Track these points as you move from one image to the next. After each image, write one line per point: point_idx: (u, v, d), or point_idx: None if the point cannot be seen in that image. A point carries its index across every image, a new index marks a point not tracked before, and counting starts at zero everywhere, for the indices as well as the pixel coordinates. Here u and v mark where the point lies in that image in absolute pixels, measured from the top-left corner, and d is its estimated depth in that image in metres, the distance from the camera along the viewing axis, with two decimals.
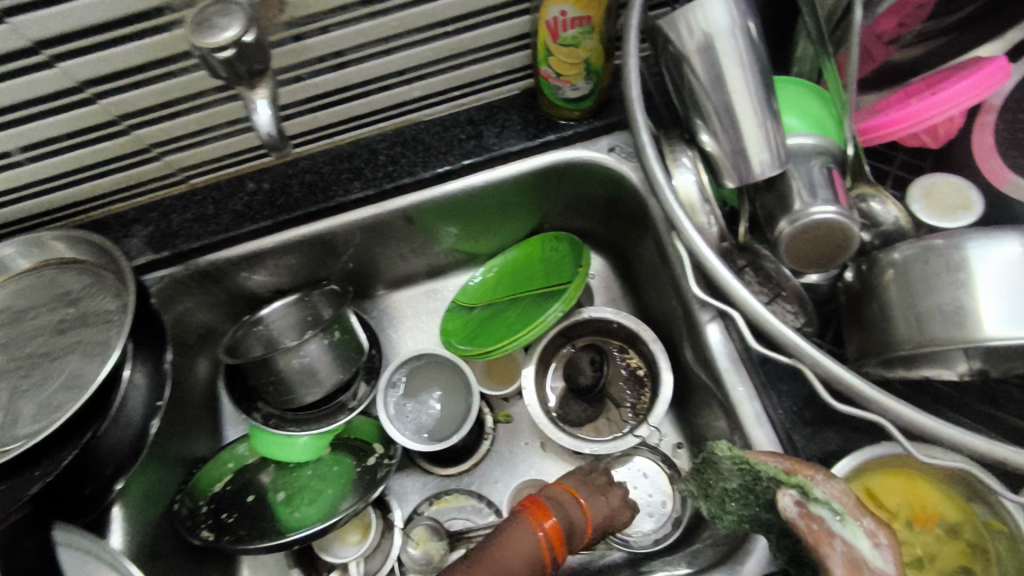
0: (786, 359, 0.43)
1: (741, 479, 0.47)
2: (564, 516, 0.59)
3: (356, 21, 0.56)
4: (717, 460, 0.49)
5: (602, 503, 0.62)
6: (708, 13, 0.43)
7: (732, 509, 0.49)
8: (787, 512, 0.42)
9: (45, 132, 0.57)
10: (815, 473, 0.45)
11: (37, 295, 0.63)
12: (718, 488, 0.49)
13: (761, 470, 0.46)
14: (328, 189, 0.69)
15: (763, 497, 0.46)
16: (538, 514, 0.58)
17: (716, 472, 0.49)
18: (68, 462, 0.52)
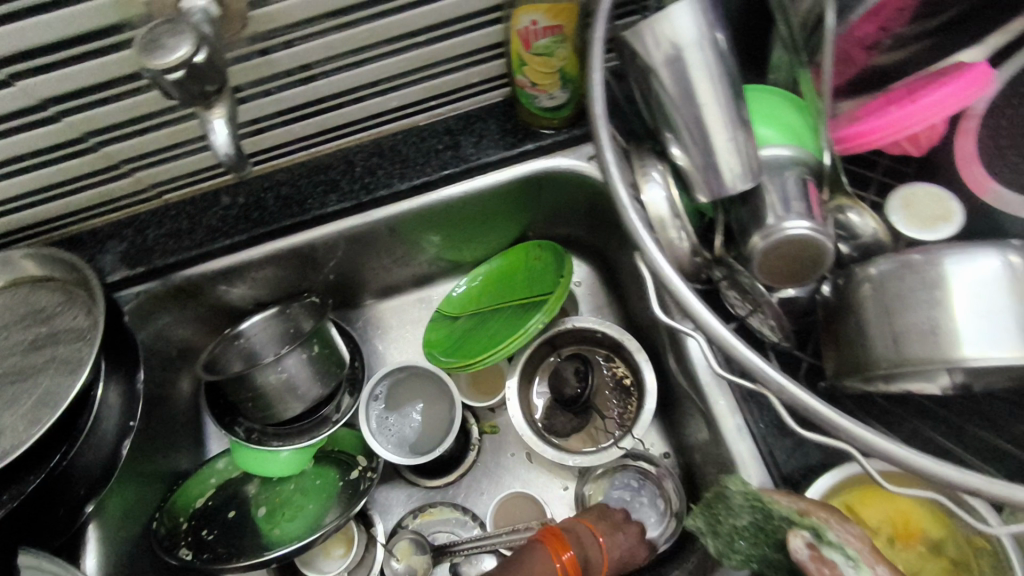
0: (753, 385, 0.42)
1: (751, 517, 0.44)
2: (582, 551, 0.58)
3: (323, 34, 0.55)
4: (726, 495, 0.46)
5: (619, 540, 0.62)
6: (675, 25, 0.42)
7: (740, 548, 0.45)
8: (797, 555, 0.40)
9: (10, 150, 0.56)
10: (829, 516, 0.42)
11: (10, 314, 0.62)
12: (727, 525, 0.45)
13: (774, 509, 0.43)
14: (304, 203, 0.68)
15: (774, 538, 0.43)
16: (556, 544, 0.57)
17: (726, 508, 0.46)
18: (34, 487, 0.52)
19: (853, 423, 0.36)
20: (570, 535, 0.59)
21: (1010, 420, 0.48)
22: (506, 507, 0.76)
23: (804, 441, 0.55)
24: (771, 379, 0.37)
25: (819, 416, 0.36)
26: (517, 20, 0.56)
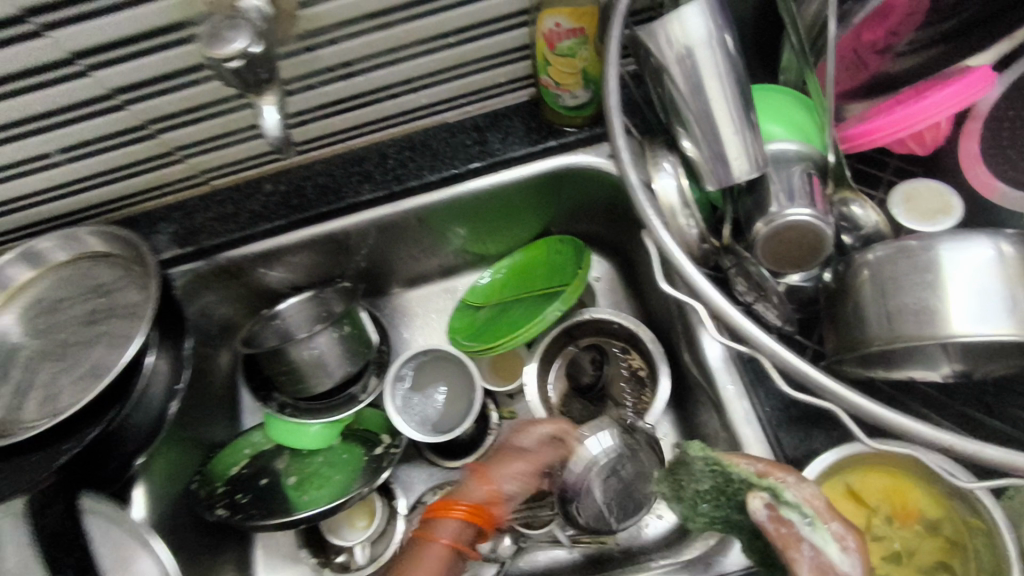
0: (746, 350, 0.45)
1: (712, 481, 0.47)
2: (474, 496, 0.58)
3: (363, 33, 0.60)
4: (689, 460, 0.48)
5: (520, 465, 0.61)
6: (687, 26, 0.46)
7: (704, 511, 0.48)
8: (757, 516, 0.43)
9: (80, 134, 0.62)
10: (788, 475, 0.44)
11: (71, 287, 0.68)
12: (690, 490, 0.49)
13: (733, 472, 0.45)
14: (339, 191, 0.73)
15: (734, 499, 0.46)
16: (444, 508, 0.57)
17: (688, 473, 0.49)
18: (95, 436, 0.57)
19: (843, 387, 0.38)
20: (461, 490, 0.59)
21: (1006, 406, 0.50)
22: None
23: (807, 425, 0.58)
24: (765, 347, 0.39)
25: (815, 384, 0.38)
26: (543, 22, 0.60)
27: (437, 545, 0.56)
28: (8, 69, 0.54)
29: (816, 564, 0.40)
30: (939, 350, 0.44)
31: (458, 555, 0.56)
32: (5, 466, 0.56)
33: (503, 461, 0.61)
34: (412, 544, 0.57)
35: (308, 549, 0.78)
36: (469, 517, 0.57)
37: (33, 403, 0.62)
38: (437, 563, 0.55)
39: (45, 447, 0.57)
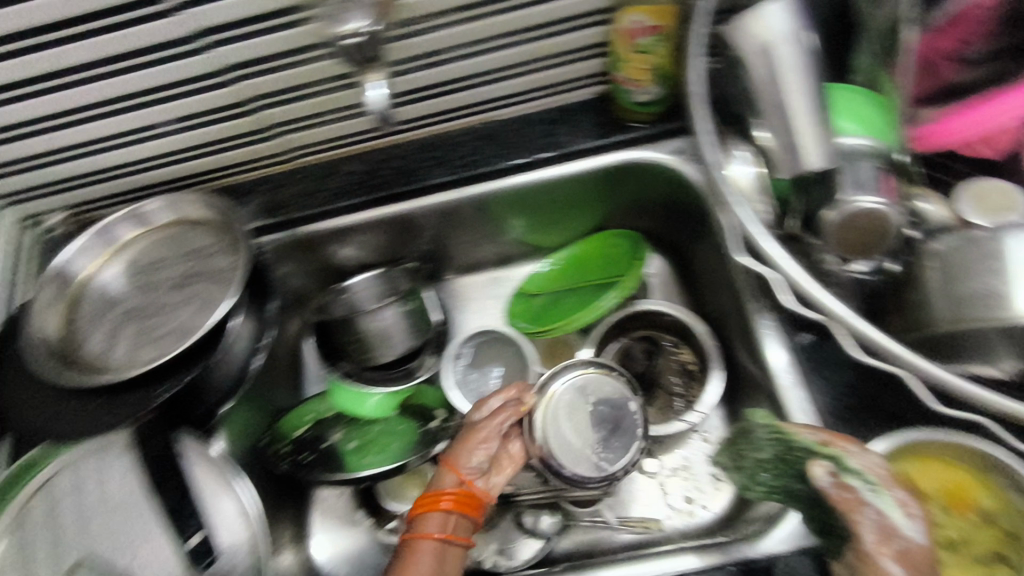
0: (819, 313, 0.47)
1: (774, 450, 0.53)
2: (454, 486, 0.62)
3: (453, 25, 0.65)
4: (753, 429, 0.55)
5: (488, 441, 0.65)
6: (768, 23, 0.49)
7: (763, 480, 0.55)
8: (821, 482, 0.48)
9: (191, 107, 0.69)
10: (851, 446, 0.49)
11: (170, 246, 0.73)
12: (752, 459, 0.56)
13: (795, 442, 0.51)
14: (415, 174, 0.78)
15: (794, 467, 0.52)
16: (430, 504, 0.60)
17: (750, 444, 0.56)
18: (188, 380, 0.63)
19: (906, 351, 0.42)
20: (441, 485, 0.62)
21: None
22: None
23: (862, 416, 0.59)
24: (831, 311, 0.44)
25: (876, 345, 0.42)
26: (624, 20, 0.64)
27: (429, 541, 0.58)
28: (141, 43, 0.61)
29: (880, 526, 0.45)
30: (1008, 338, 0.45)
31: (453, 546, 0.59)
32: (109, 401, 0.61)
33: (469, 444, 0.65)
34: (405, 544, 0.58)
35: (364, 510, 0.82)
36: (455, 506, 0.60)
37: (132, 348, 0.67)
38: (435, 556, 0.57)
39: (138, 390, 0.62)
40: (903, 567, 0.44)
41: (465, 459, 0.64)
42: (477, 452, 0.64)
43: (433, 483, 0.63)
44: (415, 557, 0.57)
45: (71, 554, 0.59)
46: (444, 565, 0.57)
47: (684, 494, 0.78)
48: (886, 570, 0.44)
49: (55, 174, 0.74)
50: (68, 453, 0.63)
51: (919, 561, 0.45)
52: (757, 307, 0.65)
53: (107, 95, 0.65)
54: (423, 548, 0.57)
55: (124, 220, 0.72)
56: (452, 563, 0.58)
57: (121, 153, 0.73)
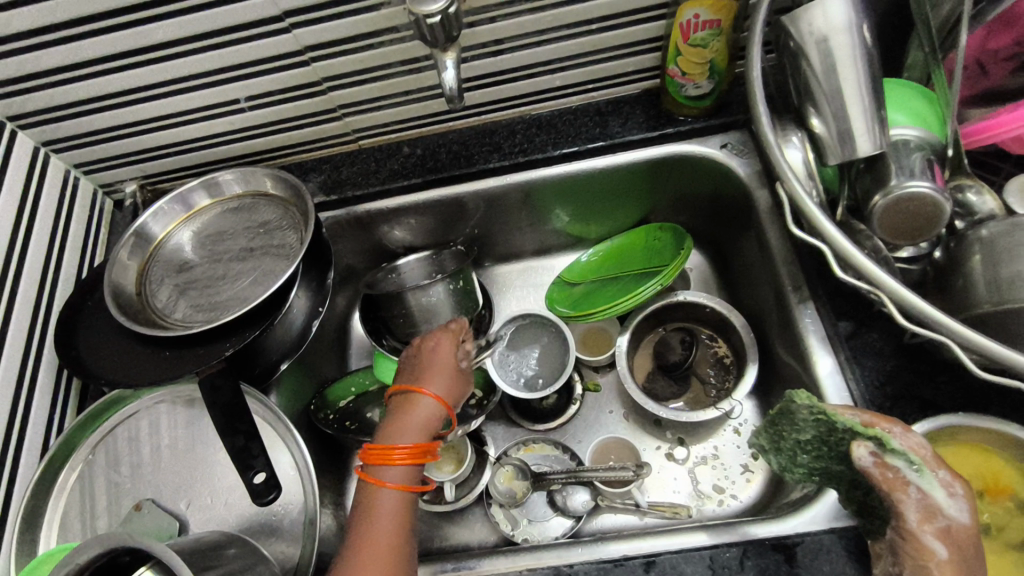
0: (867, 287, 0.50)
1: (816, 431, 0.53)
2: (409, 433, 0.62)
3: (520, 14, 0.68)
4: (794, 410, 0.54)
5: (437, 383, 0.67)
6: (828, 14, 0.51)
7: (804, 462, 0.56)
8: (862, 461, 0.49)
9: (267, 85, 0.73)
10: (893, 426, 0.50)
11: (237, 218, 0.77)
12: (791, 441, 0.56)
13: (838, 422, 0.51)
14: (470, 158, 0.81)
15: (836, 449, 0.53)
16: (384, 455, 0.59)
17: (790, 425, 0.56)
18: (252, 338, 0.65)
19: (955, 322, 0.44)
20: (395, 434, 0.62)
21: None
22: (605, 449, 0.84)
23: (902, 402, 0.59)
24: (884, 284, 0.46)
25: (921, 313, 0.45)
26: (682, 14, 0.65)
27: (389, 492, 0.58)
28: (231, 21, 0.65)
29: (923, 505, 0.47)
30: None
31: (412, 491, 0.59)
32: (175, 356, 0.65)
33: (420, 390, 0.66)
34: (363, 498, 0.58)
35: None
36: (410, 456, 0.60)
37: (198, 306, 0.71)
38: (395, 502, 0.58)
39: (212, 342, 0.65)
40: (943, 544, 0.46)
41: (416, 408, 0.64)
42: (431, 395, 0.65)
43: (385, 432, 0.62)
44: (376, 506, 0.57)
45: (132, 497, 0.65)
46: (406, 509, 0.58)
47: (713, 482, 0.79)
48: (928, 546, 0.46)
49: (135, 144, 0.79)
50: (142, 398, 0.69)
51: (961, 539, 0.46)
52: (797, 295, 0.67)
53: (192, 70, 0.70)
54: (384, 495, 0.58)
55: (197, 188, 0.77)
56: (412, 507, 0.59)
57: (200, 127, 0.78)
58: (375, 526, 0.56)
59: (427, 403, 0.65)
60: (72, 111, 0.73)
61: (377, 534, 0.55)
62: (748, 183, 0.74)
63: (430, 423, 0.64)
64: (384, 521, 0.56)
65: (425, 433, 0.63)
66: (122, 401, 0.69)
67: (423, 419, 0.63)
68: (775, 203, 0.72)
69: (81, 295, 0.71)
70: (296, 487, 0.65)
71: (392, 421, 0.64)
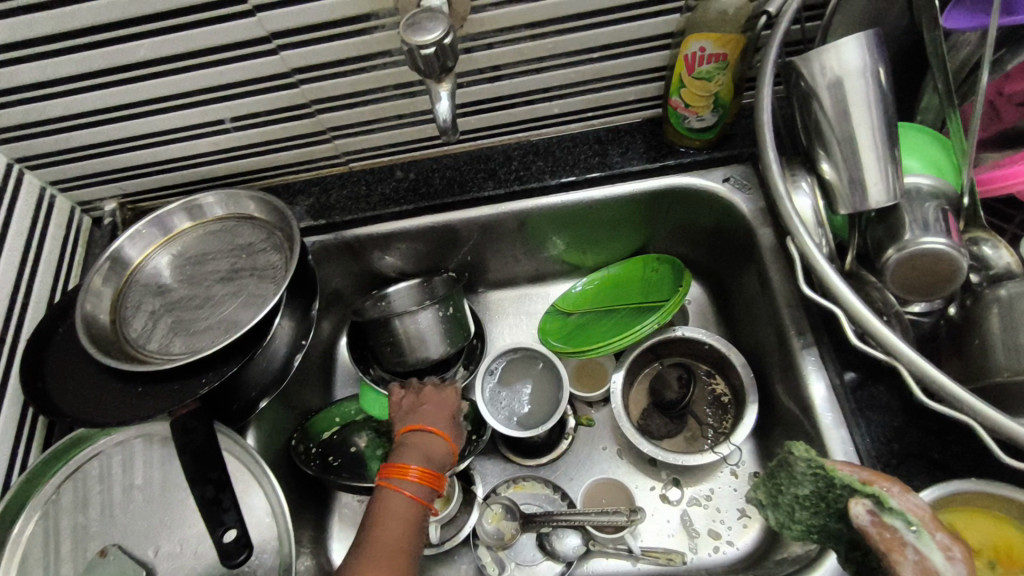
0: (882, 355, 0.47)
1: (814, 485, 0.50)
2: (421, 455, 0.64)
3: (518, 41, 0.66)
4: (792, 461, 0.51)
5: (441, 414, 0.70)
6: (843, 56, 0.49)
7: (801, 518, 0.51)
8: (858, 520, 0.45)
9: (254, 106, 0.70)
10: (893, 485, 0.46)
11: (220, 241, 0.74)
12: (789, 495, 0.52)
13: (835, 478, 0.48)
14: (464, 185, 0.78)
15: (834, 506, 0.49)
16: (395, 475, 0.62)
17: (789, 478, 0.52)
18: (231, 374, 0.62)
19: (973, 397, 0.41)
20: (404, 455, 0.64)
21: None
22: (597, 491, 0.80)
23: (909, 461, 0.56)
24: (901, 354, 0.43)
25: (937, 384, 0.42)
26: (686, 46, 0.62)
27: (398, 512, 0.60)
28: (218, 41, 0.62)
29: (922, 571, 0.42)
30: None
31: (422, 508, 0.61)
32: (148, 392, 0.62)
33: (428, 419, 0.69)
34: (368, 520, 0.60)
35: None
36: (422, 473, 0.62)
37: (174, 336, 0.67)
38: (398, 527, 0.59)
39: (186, 379, 0.62)
40: None
41: (422, 440, 0.66)
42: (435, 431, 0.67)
43: (395, 457, 0.65)
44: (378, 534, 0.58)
45: (98, 541, 0.61)
46: (413, 527, 0.59)
47: (707, 525, 0.76)
48: None
49: (115, 162, 0.76)
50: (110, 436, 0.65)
51: None
52: (801, 340, 0.65)
53: (176, 89, 0.67)
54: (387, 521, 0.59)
55: (178, 211, 0.74)
56: (421, 524, 0.61)
57: (183, 147, 0.75)
58: (378, 543, 0.57)
59: (436, 429, 0.68)
60: (49, 128, 0.70)
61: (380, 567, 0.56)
62: (751, 219, 0.71)
63: (442, 449, 0.66)
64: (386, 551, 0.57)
65: (436, 460, 0.65)
66: (88, 439, 0.66)
67: (434, 443, 0.66)
68: (778, 242, 0.69)
69: (52, 321, 0.68)
70: (270, 533, 0.61)
71: (400, 447, 0.66)
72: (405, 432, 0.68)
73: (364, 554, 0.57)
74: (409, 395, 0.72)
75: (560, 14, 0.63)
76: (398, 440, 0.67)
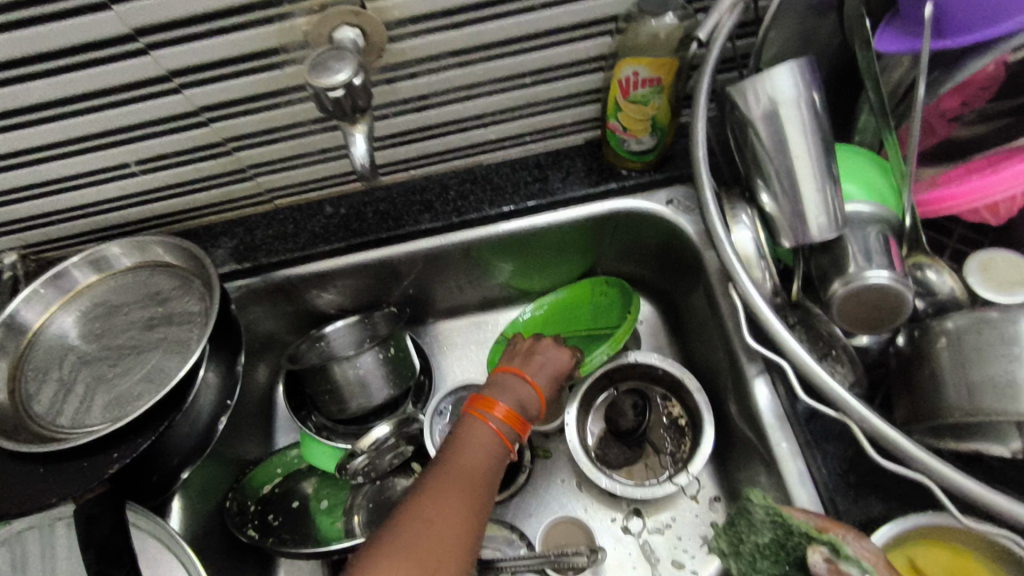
0: (833, 413, 0.46)
1: (773, 533, 0.46)
2: (513, 399, 0.63)
3: (444, 69, 0.62)
4: (749, 509, 0.48)
5: (549, 367, 0.68)
6: (776, 84, 0.47)
7: (761, 569, 0.47)
8: (816, 568, 0.43)
9: (160, 148, 0.64)
10: (848, 532, 0.45)
11: (132, 293, 0.68)
12: (749, 545, 0.48)
13: (793, 524, 0.45)
14: (399, 219, 0.74)
15: (794, 555, 0.46)
16: (486, 404, 0.62)
17: (747, 525, 0.48)
18: (143, 447, 0.56)
19: (925, 453, 0.40)
20: (495, 391, 0.63)
21: None
22: (557, 530, 0.78)
23: (867, 491, 0.54)
24: (852, 410, 0.42)
25: (895, 445, 0.41)
26: (619, 71, 0.60)
27: (478, 443, 0.58)
28: (109, 83, 0.56)
29: None
30: (1010, 426, 0.42)
31: (503, 449, 0.60)
32: (51, 474, 0.56)
33: (528, 368, 0.67)
34: (454, 440, 0.59)
35: None
36: (510, 413, 0.62)
37: (85, 407, 0.62)
38: (473, 475, 0.56)
39: (95, 455, 0.56)
40: None
41: (524, 381, 0.65)
42: (531, 382, 0.65)
43: (486, 390, 0.64)
44: (456, 465, 0.56)
45: None
46: (491, 464, 0.58)
47: (669, 555, 0.74)
48: None
49: (11, 214, 0.69)
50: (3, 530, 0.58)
51: None
52: (753, 366, 0.62)
53: (67, 134, 0.61)
54: (464, 466, 0.57)
55: (82, 264, 0.68)
56: (498, 465, 0.59)
57: (84, 194, 0.68)
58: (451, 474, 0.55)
59: (532, 379, 0.66)
60: None
61: (432, 551, 0.50)
62: (697, 243, 0.69)
63: (531, 400, 0.64)
64: (450, 505, 0.53)
65: (525, 408, 0.64)
66: None
67: (527, 393, 0.64)
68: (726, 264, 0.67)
69: None
70: None
71: (492, 383, 0.65)
72: (499, 370, 0.67)
73: (439, 475, 0.56)
74: (523, 344, 0.70)
75: (483, 41, 0.60)
76: (490, 376, 0.67)
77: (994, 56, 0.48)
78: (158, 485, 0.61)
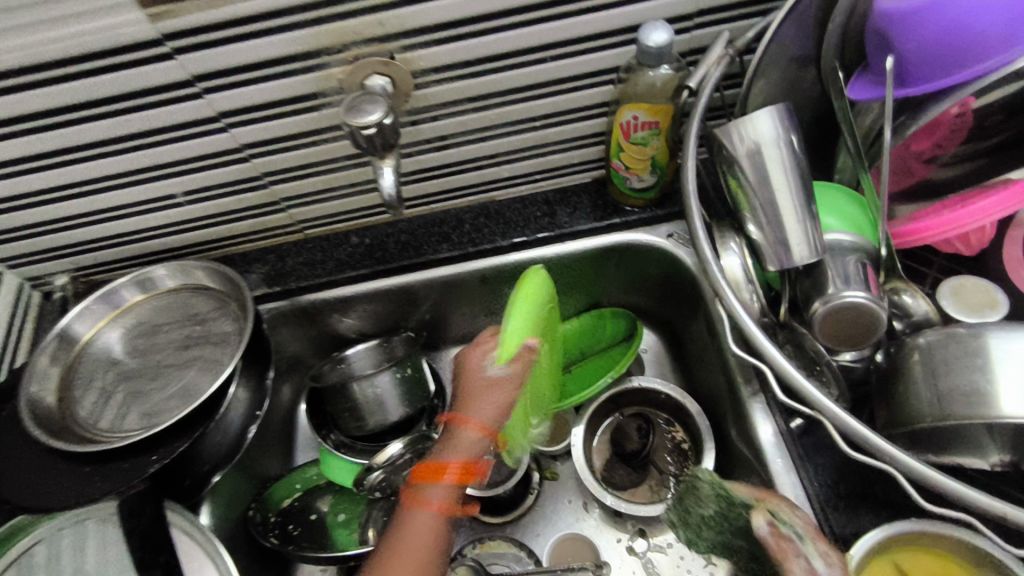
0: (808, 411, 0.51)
1: (717, 505, 0.54)
2: (457, 456, 0.65)
3: (461, 113, 0.69)
4: (698, 485, 0.56)
5: (497, 392, 0.67)
6: (758, 128, 0.54)
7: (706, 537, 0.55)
8: (759, 532, 0.48)
9: (206, 180, 0.71)
10: (781, 501, 0.50)
11: (172, 313, 0.74)
12: (696, 515, 0.56)
13: (735, 497, 0.52)
14: (419, 248, 0.80)
15: (735, 524, 0.53)
16: (431, 474, 0.64)
17: (694, 499, 0.56)
18: (181, 450, 0.61)
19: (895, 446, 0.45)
20: (443, 449, 0.66)
21: None
22: (564, 547, 0.80)
23: (856, 502, 0.58)
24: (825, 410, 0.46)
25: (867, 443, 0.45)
26: (621, 115, 0.67)
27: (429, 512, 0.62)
28: (166, 121, 0.64)
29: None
30: (980, 433, 0.46)
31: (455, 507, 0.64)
32: (97, 472, 0.60)
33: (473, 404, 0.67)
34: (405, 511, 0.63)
35: None
36: (459, 472, 0.64)
37: (128, 415, 0.67)
38: (424, 544, 0.60)
39: (136, 457, 0.61)
40: None
41: (469, 426, 0.66)
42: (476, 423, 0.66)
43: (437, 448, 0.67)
44: (407, 538, 0.60)
45: None
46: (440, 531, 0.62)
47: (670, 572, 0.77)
48: None
49: (67, 239, 0.76)
50: (45, 525, 0.62)
51: None
52: (749, 388, 0.66)
53: (126, 166, 0.68)
54: (415, 535, 0.60)
55: (128, 284, 0.74)
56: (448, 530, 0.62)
57: (134, 221, 0.75)
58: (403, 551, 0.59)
59: (480, 423, 0.66)
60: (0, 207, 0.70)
61: None
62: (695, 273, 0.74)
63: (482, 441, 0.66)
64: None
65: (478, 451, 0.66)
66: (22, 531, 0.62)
67: (473, 438, 0.66)
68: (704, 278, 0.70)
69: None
70: None
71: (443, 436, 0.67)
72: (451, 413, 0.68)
73: (392, 547, 0.60)
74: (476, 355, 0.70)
75: (498, 88, 0.67)
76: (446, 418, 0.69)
77: (956, 99, 0.53)
78: (189, 489, 0.65)
